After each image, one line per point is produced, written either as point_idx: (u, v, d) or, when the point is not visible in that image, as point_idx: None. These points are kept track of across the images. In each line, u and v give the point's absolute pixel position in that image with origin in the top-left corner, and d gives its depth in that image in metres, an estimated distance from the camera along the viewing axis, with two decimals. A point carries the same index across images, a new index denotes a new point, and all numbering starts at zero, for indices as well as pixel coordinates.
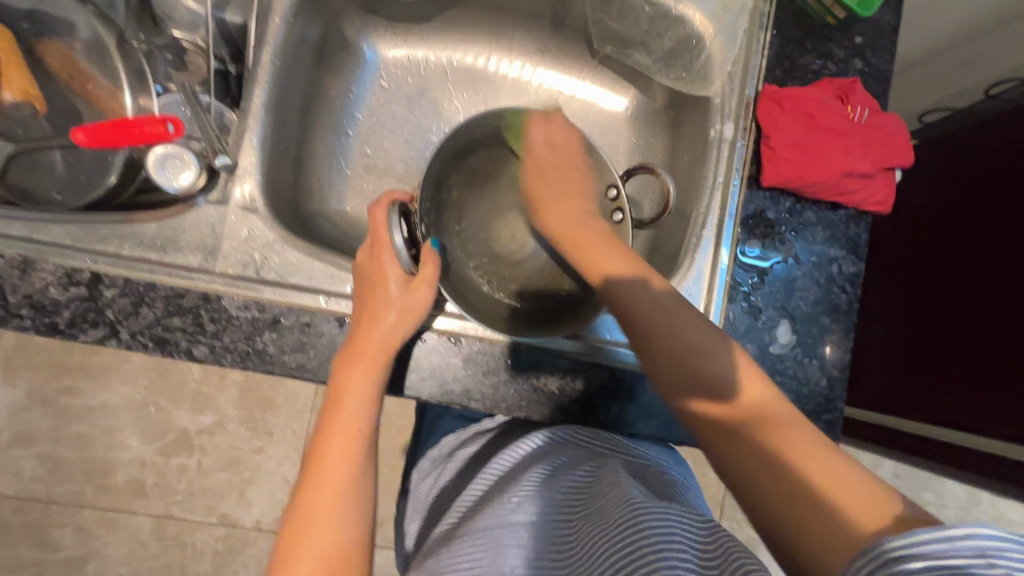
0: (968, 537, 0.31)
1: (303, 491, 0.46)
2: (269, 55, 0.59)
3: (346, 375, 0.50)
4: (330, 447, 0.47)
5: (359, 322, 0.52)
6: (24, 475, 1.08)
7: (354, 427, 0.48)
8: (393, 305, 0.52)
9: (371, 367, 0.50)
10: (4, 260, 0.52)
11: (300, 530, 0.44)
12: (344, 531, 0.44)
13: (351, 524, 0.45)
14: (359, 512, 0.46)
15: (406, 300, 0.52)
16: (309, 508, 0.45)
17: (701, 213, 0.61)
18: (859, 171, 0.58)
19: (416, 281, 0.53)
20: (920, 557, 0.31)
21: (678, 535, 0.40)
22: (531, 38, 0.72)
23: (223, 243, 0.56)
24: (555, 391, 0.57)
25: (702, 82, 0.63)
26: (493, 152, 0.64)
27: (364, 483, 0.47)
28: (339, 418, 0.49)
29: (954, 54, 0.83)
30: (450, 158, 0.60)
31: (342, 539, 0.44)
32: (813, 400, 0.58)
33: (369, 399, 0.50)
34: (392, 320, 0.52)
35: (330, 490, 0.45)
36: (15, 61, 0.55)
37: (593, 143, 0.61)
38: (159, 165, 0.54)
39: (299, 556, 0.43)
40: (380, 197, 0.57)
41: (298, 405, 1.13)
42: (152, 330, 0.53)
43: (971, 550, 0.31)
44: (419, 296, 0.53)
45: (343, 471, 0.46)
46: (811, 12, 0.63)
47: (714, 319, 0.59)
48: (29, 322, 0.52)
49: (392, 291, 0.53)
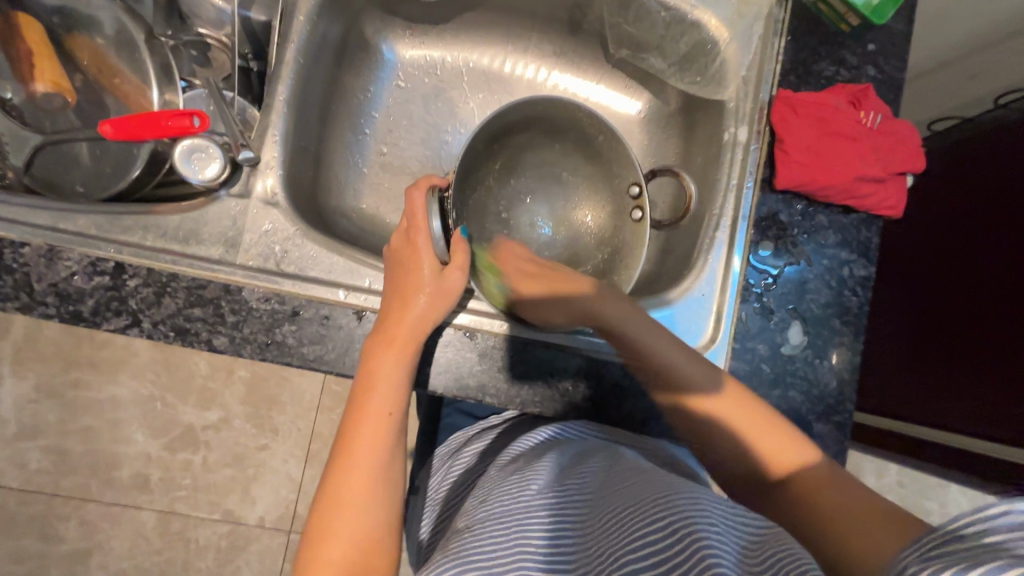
0: (1005, 513, 0.30)
1: (333, 474, 0.47)
2: (292, 52, 0.61)
3: (374, 358, 0.51)
4: (362, 430, 0.49)
5: (389, 305, 0.53)
6: (31, 467, 1.09)
7: (383, 412, 0.49)
8: (426, 290, 0.53)
9: (400, 351, 0.51)
10: (31, 248, 0.53)
11: (334, 507, 0.46)
12: (375, 514, 0.46)
13: (382, 506, 0.46)
14: (390, 496, 0.47)
15: (437, 287, 0.54)
16: (342, 489, 0.46)
17: (714, 215, 0.62)
18: (871, 176, 0.59)
19: (449, 269, 0.55)
20: (957, 537, 0.30)
21: (718, 517, 0.38)
22: (548, 42, 0.74)
23: (244, 235, 0.56)
24: (567, 389, 0.57)
25: (717, 86, 0.64)
26: (525, 141, 0.65)
27: (393, 468, 0.48)
28: (369, 402, 0.50)
29: (965, 64, 0.84)
30: (484, 142, 0.61)
31: (372, 521, 0.46)
32: (823, 401, 0.59)
33: (400, 383, 0.50)
34: (423, 305, 0.53)
35: (362, 473, 0.47)
36: (47, 51, 0.57)
37: (615, 129, 0.59)
38: (185, 157, 0.55)
39: (333, 531, 0.44)
40: (419, 181, 0.59)
41: (304, 403, 1.14)
42: (173, 320, 0.54)
43: (1011, 526, 0.29)
44: (452, 281, 0.55)
45: (373, 454, 0.48)
46: (825, 20, 0.64)
47: (727, 319, 0.60)
48: (53, 309, 0.52)
49: (425, 276, 0.54)
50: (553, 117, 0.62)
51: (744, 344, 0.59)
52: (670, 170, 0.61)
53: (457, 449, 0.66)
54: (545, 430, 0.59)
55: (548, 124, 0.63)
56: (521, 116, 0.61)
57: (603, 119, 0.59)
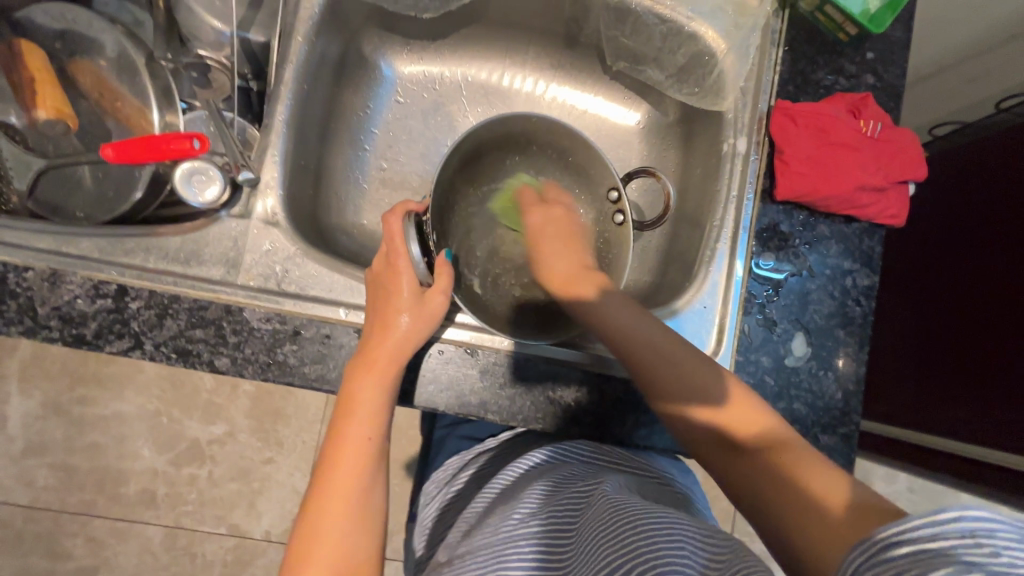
0: (959, 517, 0.28)
1: (313, 499, 0.47)
2: (291, 73, 0.61)
3: (353, 381, 0.51)
4: (342, 455, 0.48)
5: (373, 327, 0.53)
6: (38, 484, 1.09)
7: (365, 435, 0.49)
8: (407, 313, 0.52)
9: (382, 373, 0.51)
10: (35, 272, 0.53)
11: (314, 534, 0.45)
12: (355, 539, 0.45)
13: (361, 529, 0.46)
14: (371, 519, 0.47)
15: (419, 309, 0.53)
16: (320, 515, 0.45)
17: (714, 227, 0.62)
18: (872, 185, 0.59)
19: (431, 291, 0.54)
20: (906, 543, 0.29)
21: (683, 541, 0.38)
22: (545, 54, 0.74)
23: (245, 256, 0.57)
24: (570, 403, 0.57)
25: (714, 97, 0.64)
26: (498, 154, 0.65)
27: (372, 489, 0.48)
28: (349, 426, 0.49)
29: (966, 67, 0.84)
30: (460, 162, 0.61)
31: (351, 545, 0.45)
32: (828, 413, 0.58)
33: (381, 405, 0.50)
34: (405, 327, 0.52)
35: (339, 496, 0.46)
36: (48, 77, 0.57)
37: (587, 138, 0.58)
38: (185, 181, 0.55)
39: (311, 562, 0.43)
40: (393, 206, 0.57)
41: (309, 416, 1.14)
42: (175, 341, 0.54)
43: (959, 531, 0.28)
44: (433, 305, 0.53)
45: (354, 479, 0.47)
46: (823, 29, 0.64)
47: (730, 332, 0.59)
48: (57, 333, 0.53)
49: (405, 299, 0.53)
50: (527, 132, 0.62)
51: (747, 357, 0.59)
52: (645, 169, 0.59)
53: (453, 474, 0.66)
54: (536, 453, 0.59)
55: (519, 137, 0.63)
56: (495, 133, 0.61)
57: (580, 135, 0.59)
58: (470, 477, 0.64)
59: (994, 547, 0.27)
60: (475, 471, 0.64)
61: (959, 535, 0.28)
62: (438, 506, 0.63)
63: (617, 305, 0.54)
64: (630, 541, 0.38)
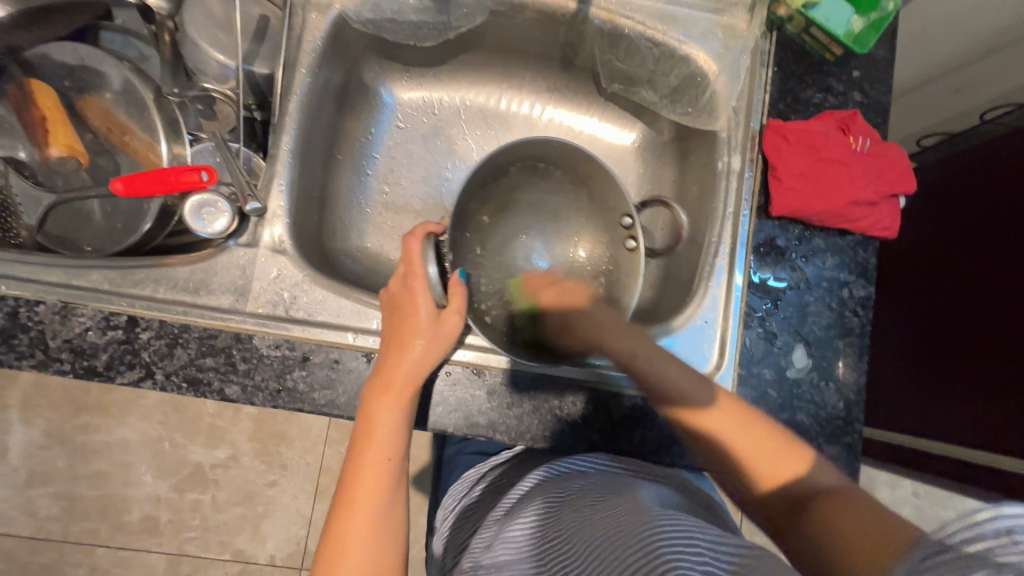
0: (991, 519, 0.29)
1: (336, 521, 0.47)
2: (296, 103, 0.63)
3: (371, 405, 0.51)
4: (362, 477, 0.48)
5: (389, 349, 0.54)
6: (40, 514, 1.09)
7: (384, 458, 0.49)
8: (424, 334, 0.53)
9: (399, 397, 0.51)
10: (46, 306, 0.54)
11: (336, 556, 0.45)
12: (375, 558, 0.45)
13: (381, 550, 0.46)
14: (392, 541, 0.47)
15: (434, 332, 0.54)
16: (347, 534, 0.46)
17: (712, 242, 0.63)
18: (864, 199, 0.61)
19: (447, 313, 0.55)
20: (940, 546, 0.30)
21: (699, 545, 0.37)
22: (541, 78, 0.75)
23: (253, 283, 0.58)
24: (577, 420, 0.58)
25: (708, 117, 0.66)
26: (521, 175, 0.66)
27: (391, 513, 0.48)
28: (367, 449, 0.49)
29: (949, 80, 0.86)
30: (476, 184, 0.63)
31: (375, 564, 0.45)
32: (831, 423, 0.59)
33: (398, 429, 0.51)
34: (420, 348, 0.53)
35: (364, 520, 0.47)
36: (61, 116, 0.59)
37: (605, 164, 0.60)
38: (195, 213, 0.56)
39: None
40: (415, 227, 0.59)
41: (312, 438, 1.14)
42: (186, 370, 0.54)
43: (993, 531, 0.29)
44: (448, 327, 0.54)
45: (373, 503, 0.47)
46: (809, 49, 0.66)
47: (731, 345, 0.60)
48: (69, 365, 0.53)
49: (422, 322, 0.54)
50: (547, 152, 0.63)
51: (750, 370, 0.60)
52: (661, 199, 0.61)
53: (469, 487, 0.66)
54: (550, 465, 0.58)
55: (533, 158, 0.64)
56: (515, 154, 0.63)
57: (598, 158, 0.60)
58: (484, 489, 0.64)
59: None
60: (491, 483, 0.64)
61: (995, 532, 0.28)
62: (455, 518, 0.64)
63: (632, 334, 0.56)
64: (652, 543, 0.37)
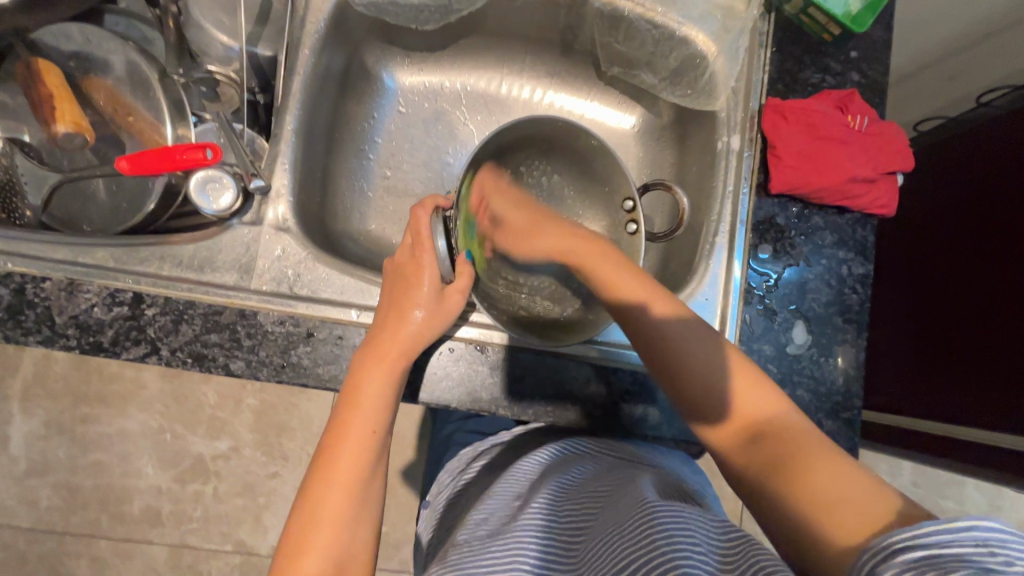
0: (972, 527, 0.28)
1: (313, 486, 0.46)
2: (299, 84, 0.63)
3: (363, 375, 0.51)
4: (343, 448, 0.47)
5: (388, 317, 0.54)
6: (41, 505, 1.09)
7: (370, 430, 0.49)
8: (425, 306, 0.54)
9: (391, 367, 0.51)
10: (52, 282, 0.54)
11: (312, 518, 0.45)
12: (349, 532, 0.45)
13: (357, 523, 0.46)
14: (368, 517, 0.47)
15: (436, 306, 0.54)
16: (322, 501, 0.45)
17: (713, 221, 0.64)
18: (862, 176, 0.61)
19: (450, 290, 0.55)
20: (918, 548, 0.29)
21: (699, 536, 0.38)
22: (542, 62, 0.76)
23: (258, 261, 0.58)
24: (581, 396, 0.59)
25: (708, 97, 0.67)
26: (526, 152, 0.66)
27: (369, 485, 0.47)
28: (355, 417, 0.49)
29: (947, 66, 0.87)
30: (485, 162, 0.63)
31: (346, 539, 0.45)
32: (831, 399, 0.60)
33: (386, 402, 0.50)
34: (420, 321, 0.53)
35: (341, 493, 0.46)
36: (67, 94, 0.60)
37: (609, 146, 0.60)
38: (200, 189, 0.57)
39: (308, 550, 0.43)
40: (423, 200, 0.59)
41: (313, 428, 1.14)
42: (190, 346, 0.55)
43: (974, 541, 0.28)
44: (451, 304, 0.55)
45: (352, 476, 0.47)
46: (808, 30, 0.67)
47: (732, 321, 0.61)
48: (75, 341, 0.54)
49: (426, 294, 0.54)
50: (554, 131, 0.63)
51: (750, 346, 0.60)
52: (662, 182, 0.60)
53: (463, 467, 0.67)
54: (547, 450, 0.58)
55: (541, 135, 0.64)
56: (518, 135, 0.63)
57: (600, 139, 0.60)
58: (480, 469, 0.64)
59: (1006, 556, 0.27)
60: (486, 462, 0.65)
61: (975, 541, 0.28)
62: (450, 494, 0.64)
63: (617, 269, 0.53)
64: (645, 531, 0.38)
